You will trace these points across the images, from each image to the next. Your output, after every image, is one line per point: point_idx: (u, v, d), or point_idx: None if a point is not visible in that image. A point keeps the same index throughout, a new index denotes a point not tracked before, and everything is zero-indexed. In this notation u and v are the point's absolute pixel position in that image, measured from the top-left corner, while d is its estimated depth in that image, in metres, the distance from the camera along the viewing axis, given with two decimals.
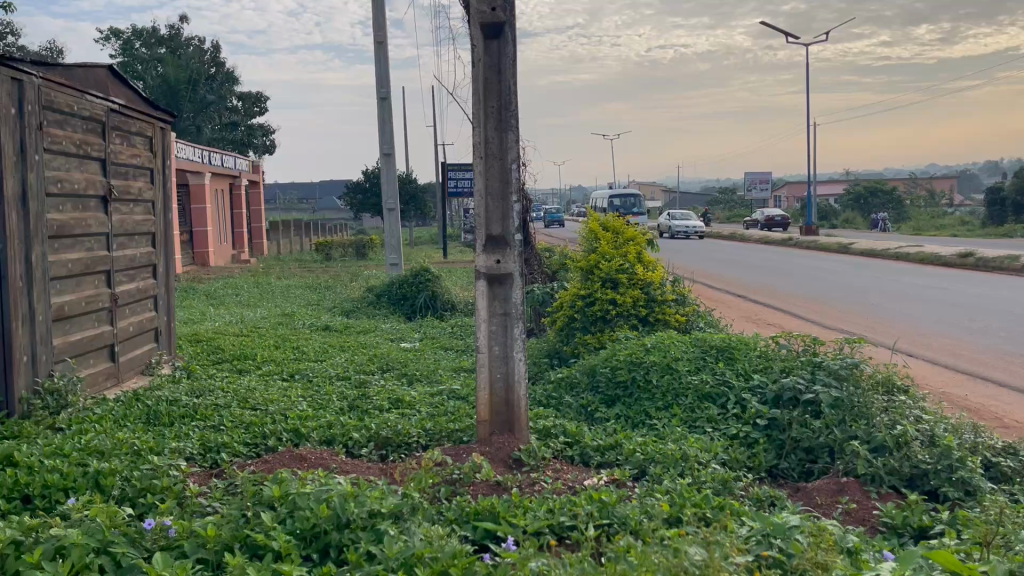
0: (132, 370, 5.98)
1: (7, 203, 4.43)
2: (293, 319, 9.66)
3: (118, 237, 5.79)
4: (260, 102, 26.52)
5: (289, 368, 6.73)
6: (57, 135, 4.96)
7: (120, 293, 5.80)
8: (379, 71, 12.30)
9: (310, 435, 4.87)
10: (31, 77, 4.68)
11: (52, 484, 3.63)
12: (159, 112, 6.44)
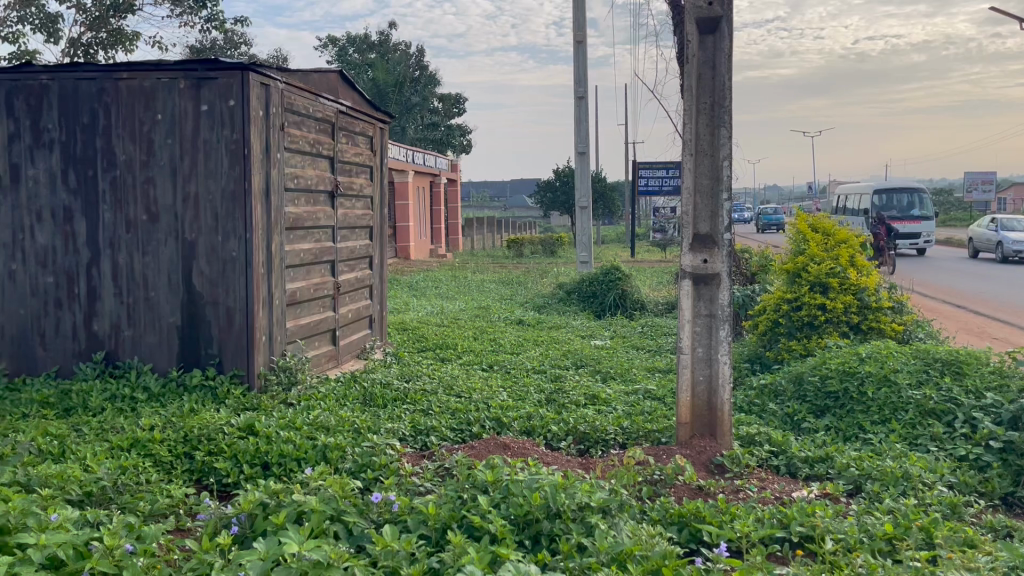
0: (350, 353, 6.43)
1: (254, 197, 4.88)
2: (488, 312, 9.97)
3: (341, 230, 6.24)
4: (459, 103, 27.83)
5: (489, 359, 6.96)
6: (295, 135, 5.41)
7: (342, 282, 6.25)
8: (578, 70, 12.43)
9: (511, 425, 5.01)
10: (277, 82, 5.13)
11: (287, 453, 3.97)
12: (379, 113, 6.87)
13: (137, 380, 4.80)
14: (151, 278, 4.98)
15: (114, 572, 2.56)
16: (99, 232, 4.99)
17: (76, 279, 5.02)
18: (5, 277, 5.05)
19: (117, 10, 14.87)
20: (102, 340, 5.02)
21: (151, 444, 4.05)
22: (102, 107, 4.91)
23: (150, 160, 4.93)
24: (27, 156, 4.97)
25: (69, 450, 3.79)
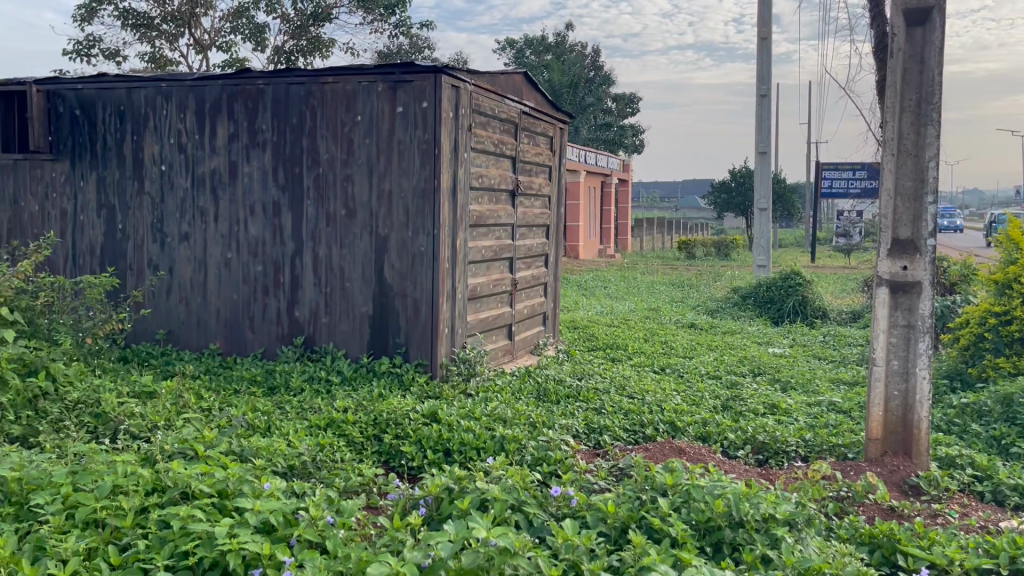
0: (524, 349, 6.56)
1: (442, 195, 5.08)
2: (659, 314, 9.85)
3: (520, 228, 6.37)
4: (633, 103, 27.62)
5: (661, 362, 6.87)
6: (481, 135, 5.57)
7: (519, 279, 6.39)
8: (761, 68, 12.02)
9: (686, 429, 4.92)
10: (466, 84, 5.30)
11: (467, 442, 4.12)
12: (559, 113, 6.95)
13: (332, 365, 5.15)
14: (347, 269, 5.31)
15: (318, 541, 2.75)
16: (303, 225, 5.37)
17: (282, 268, 5.43)
18: (222, 265, 5.54)
19: (316, 19, 15.96)
20: (302, 326, 5.41)
21: (344, 425, 4.32)
22: (309, 110, 5.28)
23: (349, 159, 5.25)
24: (243, 155, 5.43)
25: (274, 425, 4.11)
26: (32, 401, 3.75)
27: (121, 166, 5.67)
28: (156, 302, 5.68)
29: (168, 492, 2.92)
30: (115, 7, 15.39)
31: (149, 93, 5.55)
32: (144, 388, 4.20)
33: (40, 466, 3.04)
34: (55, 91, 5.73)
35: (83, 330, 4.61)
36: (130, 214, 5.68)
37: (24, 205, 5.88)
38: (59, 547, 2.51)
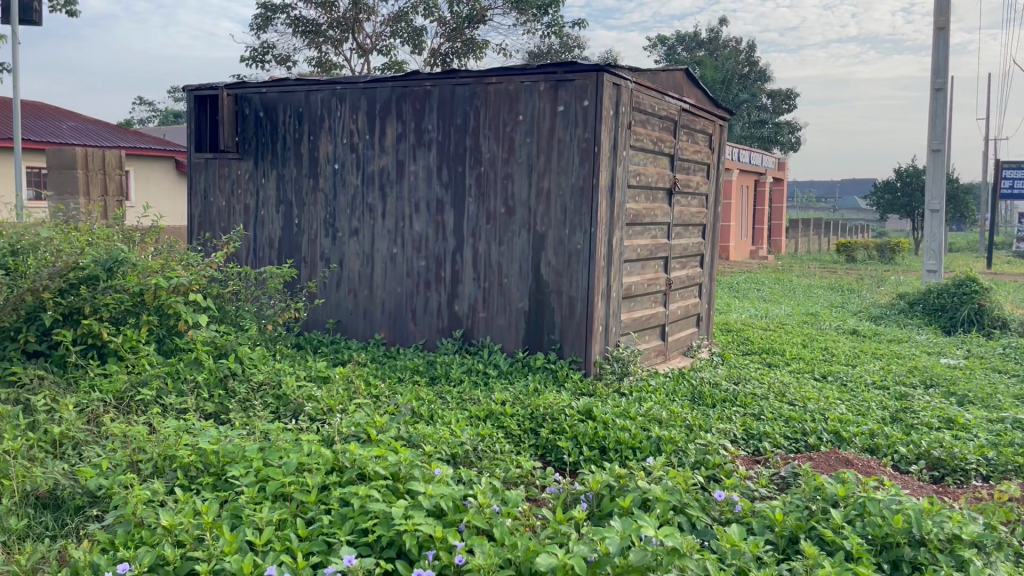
0: (677, 350, 6.46)
1: (600, 193, 5.07)
2: (818, 319, 9.43)
3: (676, 228, 6.28)
4: (790, 100, 26.44)
5: (822, 369, 6.58)
6: (640, 133, 5.52)
7: (674, 279, 6.30)
8: (937, 59, 11.27)
9: (852, 440, 4.70)
10: (627, 82, 5.26)
11: (623, 441, 4.09)
12: (719, 110, 6.79)
13: (489, 358, 5.27)
14: (505, 266, 5.42)
15: (486, 528, 2.81)
16: (464, 222, 5.53)
17: (443, 263, 5.62)
18: (387, 259, 5.80)
19: (471, 21, 16.33)
20: (461, 320, 5.57)
21: (502, 417, 4.40)
22: (474, 110, 5.42)
23: (510, 158, 5.35)
24: (410, 154, 5.65)
25: (437, 414, 4.25)
26: (222, 380, 4.05)
27: (298, 165, 6.04)
28: (327, 293, 6.02)
29: (346, 472, 3.08)
30: (287, 15, 16.39)
31: (326, 95, 5.88)
32: (318, 373, 4.45)
33: (233, 440, 3.28)
34: (243, 95, 6.19)
35: (265, 317, 4.94)
36: (305, 210, 6.05)
37: (214, 201, 6.39)
38: (254, 516, 2.70)
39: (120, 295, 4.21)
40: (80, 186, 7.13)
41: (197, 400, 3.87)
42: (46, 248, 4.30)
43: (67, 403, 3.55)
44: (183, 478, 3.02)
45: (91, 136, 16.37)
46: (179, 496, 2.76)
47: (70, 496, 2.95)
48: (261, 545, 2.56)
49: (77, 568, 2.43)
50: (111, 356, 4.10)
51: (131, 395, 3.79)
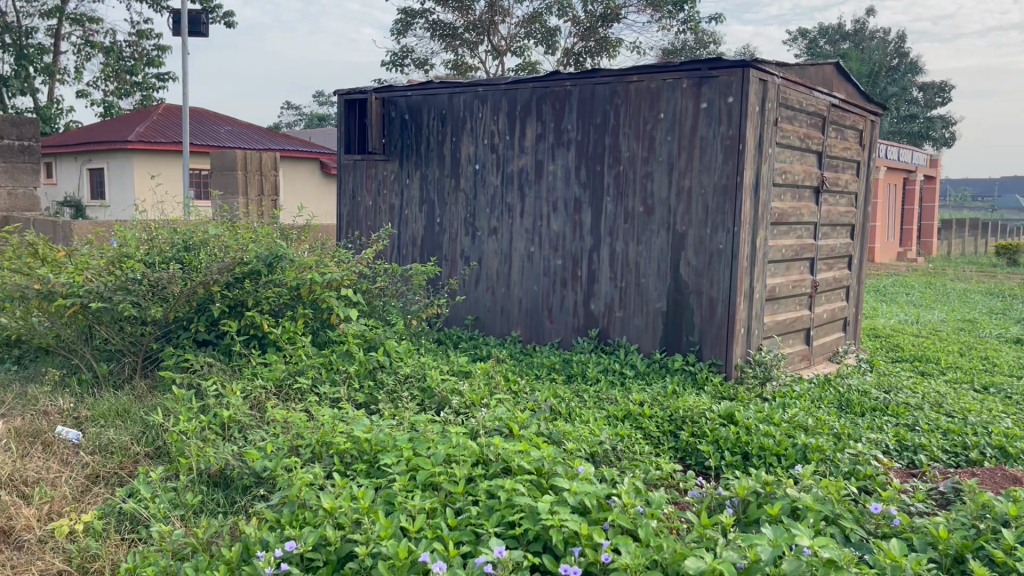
0: (822, 355, 6.21)
1: (744, 191, 4.92)
2: (977, 326, 8.82)
3: (823, 228, 6.04)
4: (944, 92, 24.95)
5: (983, 380, 6.15)
6: (787, 129, 5.34)
7: (820, 281, 6.06)
8: None
9: (1021, 457, 4.37)
10: (774, 77, 5.08)
11: (767, 447, 3.96)
12: (872, 105, 6.48)
13: (626, 358, 5.24)
14: (643, 265, 5.36)
15: (631, 528, 2.79)
16: (602, 222, 5.51)
17: (580, 262, 5.62)
18: (525, 258, 5.87)
19: (605, 20, 16.28)
20: (597, 319, 5.57)
21: (641, 418, 4.33)
22: (614, 108, 5.39)
23: (650, 157, 5.28)
24: (549, 154, 5.70)
25: (577, 411, 4.25)
26: (371, 371, 4.22)
27: (441, 165, 6.22)
28: (466, 290, 6.17)
29: (492, 466, 3.14)
30: (426, 19, 16.88)
31: (468, 97, 6.02)
32: (460, 368, 4.56)
33: (384, 429, 3.41)
34: (390, 98, 6.43)
35: (410, 312, 5.13)
36: (446, 209, 6.21)
37: (361, 200, 6.68)
38: (407, 503, 2.80)
39: (279, 289, 4.47)
40: (240, 186, 7.61)
41: (349, 390, 4.06)
42: (215, 243, 4.59)
43: (234, 389, 3.80)
44: (339, 464, 3.17)
45: (246, 140, 17.42)
46: (337, 480, 2.89)
47: (238, 475, 3.15)
48: (414, 532, 2.65)
49: (248, 543, 2.59)
50: (271, 346, 4.37)
51: (289, 382, 4.03)
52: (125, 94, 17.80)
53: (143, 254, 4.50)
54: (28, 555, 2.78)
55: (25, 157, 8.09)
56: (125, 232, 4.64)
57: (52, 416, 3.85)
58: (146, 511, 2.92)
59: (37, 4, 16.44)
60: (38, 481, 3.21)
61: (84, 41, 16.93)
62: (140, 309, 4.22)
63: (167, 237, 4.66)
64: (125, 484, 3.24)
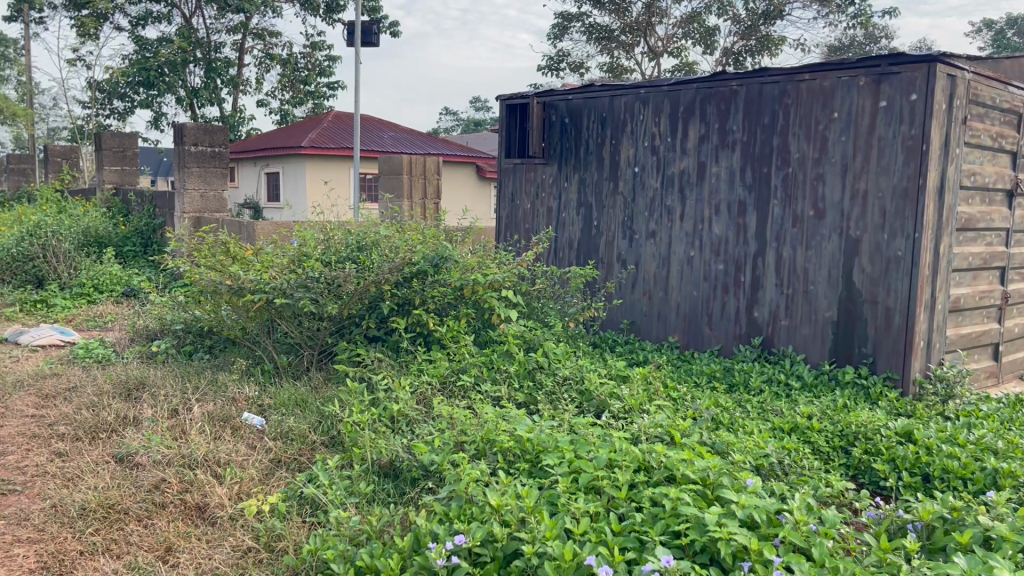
0: (1012, 372, 5.71)
1: (928, 195, 4.59)
2: None
3: (1017, 234, 5.55)
4: None
5: None
6: (977, 128, 4.94)
7: (1011, 292, 5.57)
8: None
9: None
10: (965, 72, 4.71)
11: (951, 469, 3.63)
12: None
13: (792, 368, 5.02)
14: (812, 272, 5.11)
15: (804, 546, 2.66)
16: (768, 226, 5.31)
17: (744, 267, 5.44)
18: (684, 262, 5.76)
19: (768, 17, 15.72)
20: (761, 326, 5.38)
21: (810, 432, 4.13)
22: (783, 108, 5.18)
23: (822, 158, 5.03)
24: (713, 155, 5.56)
25: (741, 421, 4.10)
26: (530, 372, 4.26)
27: (600, 168, 6.21)
28: (623, 294, 6.13)
29: (654, 473, 3.08)
30: (582, 23, 16.93)
31: (629, 99, 5.97)
32: (618, 372, 4.52)
33: (545, 430, 3.43)
34: (550, 102, 6.49)
35: (568, 315, 5.16)
36: (605, 212, 6.20)
37: (520, 203, 6.80)
38: (571, 505, 2.80)
39: (444, 288, 4.62)
40: (405, 189, 7.93)
41: (509, 390, 4.12)
42: (386, 244, 4.81)
43: (403, 385, 3.96)
44: (502, 462, 3.22)
45: (406, 145, 18.11)
46: (502, 477, 2.93)
47: (407, 468, 3.27)
48: (578, 534, 2.65)
49: (418, 534, 2.67)
50: (435, 344, 4.52)
51: (453, 380, 4.15)
52: (299, 102, 18.95)
53: (320, 254, 4.78)
54: (220, 530, 3.01)
55: (216, 162, 8.79)
56: (305, 233, 4.94)
57: (239, 402, 4.15)
58: (324, 497, 3.09)
59: (224, 21, 17.81)
60: (229, 462, 3.47)
61: (265, 54, 18.18)
62: (318, 306, 4.48)
63: (342, 238, 4.92)
64: (305, 469, 3.45)
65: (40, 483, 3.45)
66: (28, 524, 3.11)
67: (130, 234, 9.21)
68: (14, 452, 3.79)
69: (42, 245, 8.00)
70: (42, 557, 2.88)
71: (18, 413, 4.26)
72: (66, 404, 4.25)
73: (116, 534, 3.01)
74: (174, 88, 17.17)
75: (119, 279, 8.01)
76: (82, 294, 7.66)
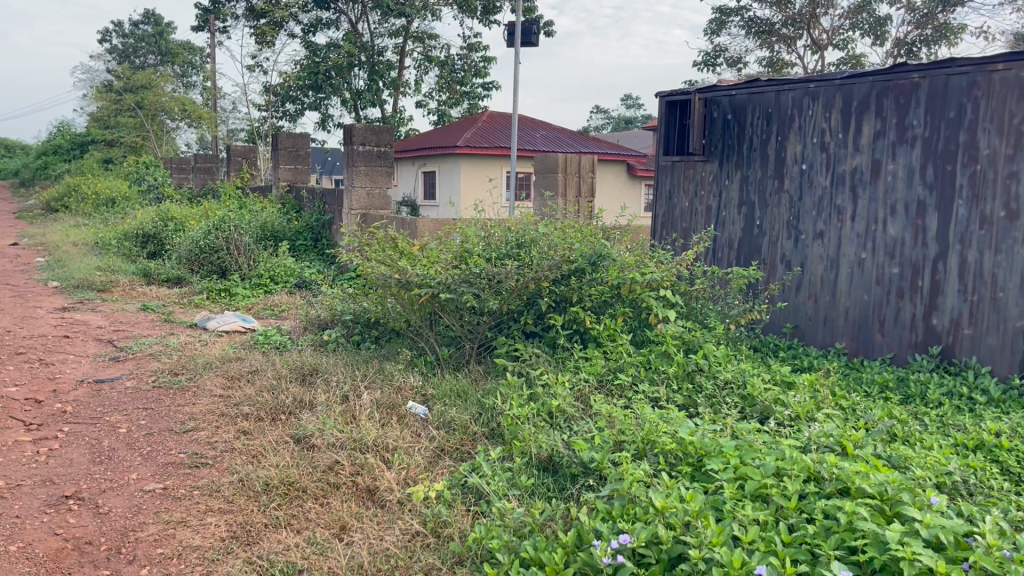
0: None
1: None
2: None
3: None
4: None
5: None
6: None
7: None
8: None
9: None
10: None
11: None
12: None
13: (976, 381, 4.63)
14: (1001, 278, 4.70)
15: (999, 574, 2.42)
16: (951, 228, 4.93)
17: (921, 271, 5.09)
18: (855, 265, 5.46)
19: (947, 4, 14.63)
20: (940, 335, 5.00)
21: (998, 450, 3.77)
22: (972, 101, 4.79)
23: (1016, 154, 4.61)
24: (889, 152, 5.24)
25: (919, 434, 3.82)
26: (689, 374, 4.16)
27: (764, 166, 6.02)
28: (787, 296, 5.90)
29: (826, 484, 2.91)
30: (741, 17, 16.47)
31: (798, 94, 5.73)
32: (783, 378, 4.34)
33: (708, 434, 3.34)
34: (712, 98, 6.35)
35: (729, 317, 5.02)
36: (769, 211, 6.00)
37: (677, 201, 6.77)
38: (738, 512, 2.71)
39: (601, 286, 4.60)
40: (559, 187, 7.97)
41: (668, 391, 4.04)
42: (545, 241, 4.85)
43: (562, 381, 3.98)
44: (664, 464, 3.16)
45: (557, 144, 18.20)
46: (665, 479, 2.88)
47: (567, 464, 3.28)
48: (746, 542, 2.56)
49: (581, 530, 2.68)
50: (593, 341, 4.51)
51: (610, 379, 4.13)
52: (455, 103, 19.49)
53: (481, 250, 4.89)
54: (390, 513, 3.14)
55: (382, 161, 9.18)
56: (468, 230, 5.09)
57: (404, 392, 4.32)
58: (488, 487, 3.16)
59: (387, 25, 18.58)
60: (396, 448, 3.61)
61: (424, 57, 18.82)
62: (480, 301, 4.59)
63: (503, 236, 5.03)
64: (467, 460, 3.54)
65: (229, 458, 3.74)
66: (219, 495, 3.37)
67: (302, 229, 9.80)
68: (205, 428, 4.12)
69: (226, 238, 8.68)
70: (232, 527, 3.12)
71: (208, 393, 4.62)
72: (249, 387, 4.57)
73: (296, 510, 3.21)
74: (340, 91, 18.09)
75: (293, 270, 8.52)
76: (261, 284, 8.20)
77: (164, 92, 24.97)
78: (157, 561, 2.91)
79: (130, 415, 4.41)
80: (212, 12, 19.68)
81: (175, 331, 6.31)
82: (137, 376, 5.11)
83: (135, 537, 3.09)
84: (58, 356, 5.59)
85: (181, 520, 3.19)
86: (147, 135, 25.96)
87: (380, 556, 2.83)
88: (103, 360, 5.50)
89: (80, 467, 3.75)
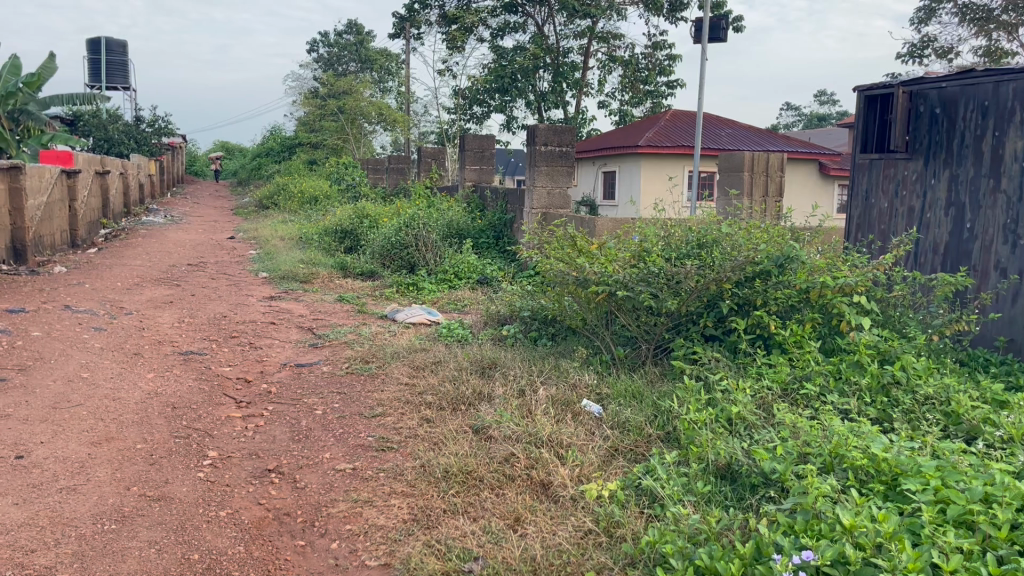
0: None
1: None
2: None
3: None
4: None
5: None
6: None
7: None
8: None
9: None
10: None
11: None
12: None
13: None
14: None
15: None
16: None
17: None
18: None
19: None
20: None
21: None
22: None
23: None
24: None
25: None
26: (884, 387, 3.86)
27: (978, 164, 5.50)
28: (1001, 307, 5.32)
29: None
30: (955, 4, 15.25)
31: (1021, 84, 5.17)
32: (995, 396, 3.93)
33: (905, 451, 3.10)
34: (918, 91, 5.91)
35: (932, 327, 4.63)
36: (981, 212, 5.47)
37: (876, 202, 6.37)
38: (939, 537, 2.49)
39: (788, 290, 4.37)
40: (745, 186, 7.71)
41: (859, 403, 3.78)
42: (728, 242, 4.71)
43: (742, 387, 3.84)
44: (854, 479, 2.96)
45: (743, 143, 17.58)
46: (855, 496, 2.69)
47: (747, 472, 3.17)
48: (948, 571, 2.34)
49: (760, 542, 2.58)
50: (777, 347, 4.32)
51: (796, 387, 3.93)
52: (638, 101, 19.36)
53: (661, 249, 4.83)
54: (563, 509, 3.17)
55: (564, 161, 9.28)
56: (648, 229, 5.05)
57: (580, 389, 4.33)
58: (662, 490, 3.10)
59: (572, 27, 18.78)
60: (570, 445, 3.63)
61: (608, 57, 18.84)
62: (658, 301, 4.53)
63: (684, 236, 4.94)
64: (641, 461, 3.51)
65: (412, 443, 3.92)
66: (403, 479, 3.55)
67: (485, 228, 10.08)
68: (391, 415, 4.34)
69: (414, 236, 9.17)
70: (414, 510, 3.26)
71: (395, 381, 4.87)
72: (433, 377, 4.78)
73: (473, 498, 3.32)
74: (525, 93, 18.51)
75: (476, 267, 8.78)
76: (446, 280, 8.51)
77: (363, 98, 26.52)
78: (346, 536, 3.12)
79: (325, 398, 4.73)
80: (409, 21, 20.70)
81: (368, 322, 6.70)
82: (333, 362, 5.47)
83: (328, 513, 3.31)
84: (265, 341, 6.09)
85: (368, 499, 3.39)
86: (347, 138, 27.66)
87: (552, 551, 2.86)
88: (304, 345, 5.94)
89: (281, 443, 4.08)
